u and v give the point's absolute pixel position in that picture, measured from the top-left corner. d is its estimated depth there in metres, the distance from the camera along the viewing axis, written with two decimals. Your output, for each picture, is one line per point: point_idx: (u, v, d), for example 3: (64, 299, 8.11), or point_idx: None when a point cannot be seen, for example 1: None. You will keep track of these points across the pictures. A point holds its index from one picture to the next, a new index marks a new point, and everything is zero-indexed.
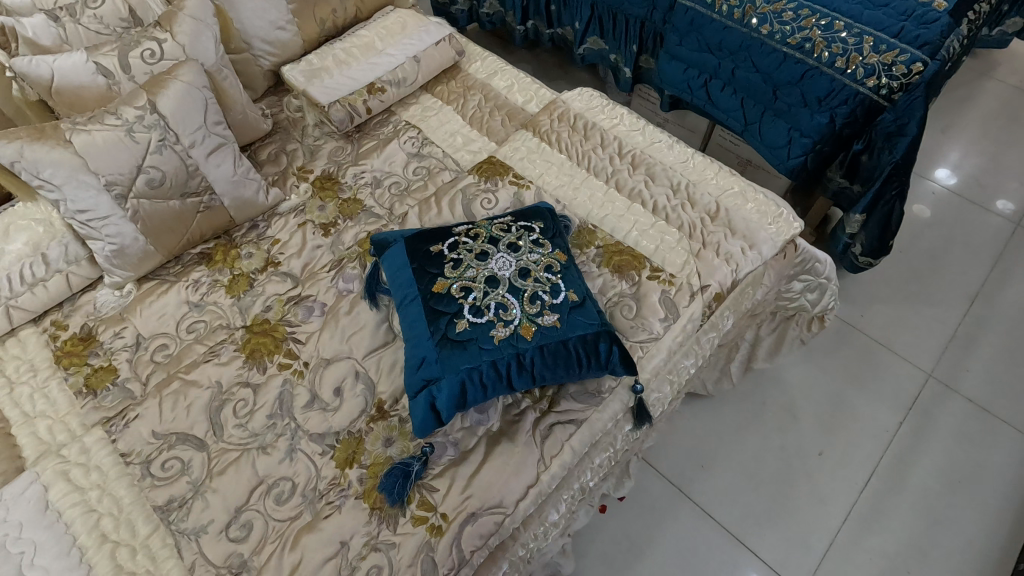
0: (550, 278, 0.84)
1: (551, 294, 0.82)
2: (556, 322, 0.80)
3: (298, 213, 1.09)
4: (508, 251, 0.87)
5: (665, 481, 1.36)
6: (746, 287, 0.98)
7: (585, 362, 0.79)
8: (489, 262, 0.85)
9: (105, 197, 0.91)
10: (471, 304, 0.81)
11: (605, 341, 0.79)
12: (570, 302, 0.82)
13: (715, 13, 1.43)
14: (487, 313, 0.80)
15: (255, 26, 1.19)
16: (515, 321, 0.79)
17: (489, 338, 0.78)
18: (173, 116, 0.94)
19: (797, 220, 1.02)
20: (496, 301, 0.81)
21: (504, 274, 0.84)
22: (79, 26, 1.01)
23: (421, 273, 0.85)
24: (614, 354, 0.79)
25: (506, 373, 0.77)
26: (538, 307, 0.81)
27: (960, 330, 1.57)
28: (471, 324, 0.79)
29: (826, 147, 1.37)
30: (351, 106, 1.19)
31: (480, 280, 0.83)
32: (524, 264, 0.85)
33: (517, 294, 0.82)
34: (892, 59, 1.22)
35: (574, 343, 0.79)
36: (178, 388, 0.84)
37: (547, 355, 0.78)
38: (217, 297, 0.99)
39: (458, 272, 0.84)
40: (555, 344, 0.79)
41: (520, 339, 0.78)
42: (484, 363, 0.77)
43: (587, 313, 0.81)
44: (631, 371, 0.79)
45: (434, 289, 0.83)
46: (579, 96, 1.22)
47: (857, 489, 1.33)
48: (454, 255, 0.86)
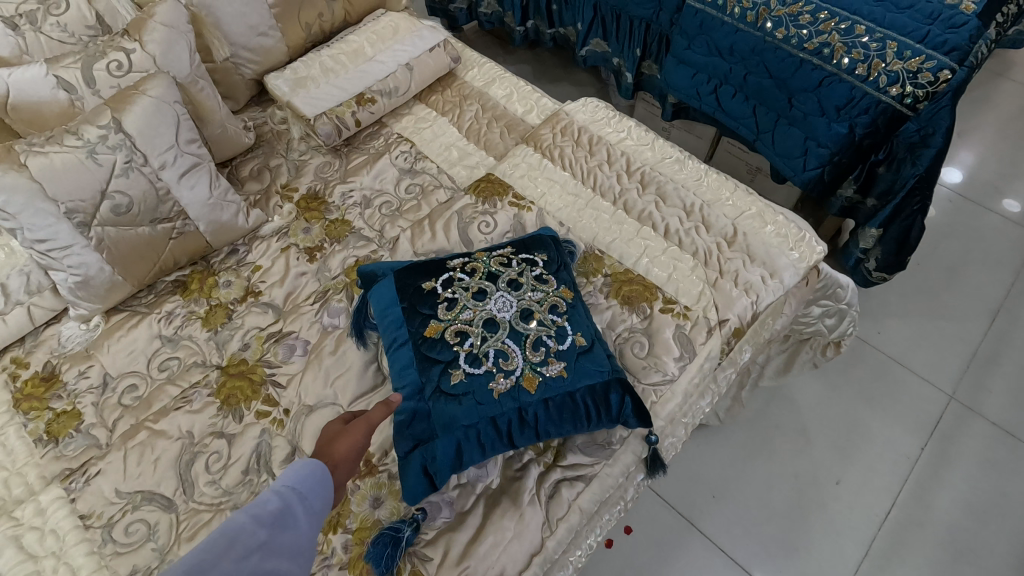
0: (555, 320, 0.78)
1: (556, 339, 0.76)
2: (562, 372, 0.74)
3: (281, 235, 1.01)
4: (508, 289, 0.80)
5: (672, 512, 1.28)
6: (767, 318, 0.90)
7: (594, 415, 0.73)
8: (488, 302, 0.79)
9: (65, 225, 0.83)
10: (467, 352, 0.75)
11: (616, 392, 0.74)
12: (577, 348, 0.76)
13: (726, 16, 1.35)
14: (486, 362, 0.74)
15: (235, 33, 1.10)
16: (517, 371, 0.74)
17: (488, 392, 0.72)
18: (140, 135, 0.86)
19: (821, 243, 0.94)
20: (496, 348, 0.75)
21: (504, 317, 0.77)
22: (40, 34, 0.92)
23: (412, 314, 0.79)
24: (626, 406, 0.73)
25: (507, 430, 0.71)
26: (541, 355, 0.75)
27: (982, 348, 1.47)
28: (468, 376, 0.73)
29: (844, 159, 1.29)
30: (339, 118, 1.11)
31: (478, 324, 0.77)
32: (526, 304, 0.79)
33: (519, 339, 0.76)
34: (918, 66, 1.13)
35: (581, 394, 0.73)
36: (145, 440, 0.77)
37: (553, 409, 0.72)
38: (192, 331, 0.91)
39: (454, 314, 0.78)
40: (561, 397, 0.73)
41: (523, 392, 0.72)
42: (483, 420, 0.71)
43: (596, 360, 0.75)
44: (644, 423, 0.73)
45: (426, 333, 0.77)
46: (583, 107, 1.14)
47: (877, 520, 1.24)
48: (448, 294, 0.80)
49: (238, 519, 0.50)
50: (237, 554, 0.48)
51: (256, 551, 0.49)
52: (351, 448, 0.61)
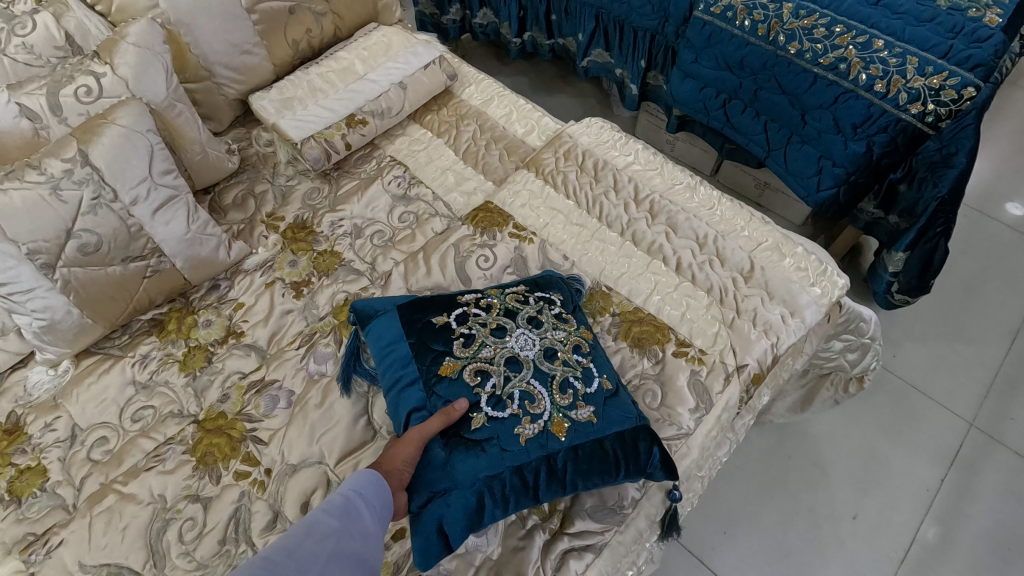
0: (580, 361, 0.73)
1: (583, 381, 0.71)
2: (592, 416, 0.68)
3: (266, 269, 0.95)
4: (529, 326, 0.75)
5: (682, 550, 1.20)
6: (787, 360, 0.84)
7: (623, 466, 0.67)
8: (508, 339, 0.73)
9: (27, 267, 0.76)
10: (489, 394, 0.69)
11: (645, 440, 0.68)
12: (604, 392, 0.71)
13: (735, 28, 1.29)
14: (510, 405, 0.68)
15: (216, 52, 1.04)
16: (545, 414, 0.68)
17: (514, 438, 0.66)
18: (109, 167, 0.80)
19: (843, 276, 0.88)
20: (520, 390, 0.69)
21: (527, 355, 0.72)
22: (4, 57, 0.86)
23: (422, 350, 0.73)
24: (655, 457, 0.67)
25: (533, 482, 0.65)
26: (569, 397, 0.69)
27: (1002, 372, 1.41)
28: (490, 420, 0.67)
29: (862, 178, 1.22)
30: (328, 141, 1.05)
31: (500, 362, 0.71)
32: (549, 343, 0.74)
33: (545, 380, 0.70)
34: (940, 83, 1.06)
35: (611, 442, 0.67)
36: (113, 505, 0.70)
37: (582, 459, 0.66)
38: (168, 376, 0.84)
39: (472, 351, 0.72)
40: (590, 445, 0.67)
41: (551, 438, 0.66)
42: (507, 470, 0.64)
43: (623, 405, 0.70)
44: (672, 476, 0.68)
45: (442, 372, 0.70)
46: (587, 129, 1.08)
47: (896, 557, 1.17)
48: (464, 330, 0.74)
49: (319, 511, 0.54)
50: (318, 537, 0.51)
51: (336, 535, 0.52)
52: (406, 456, 0.63)
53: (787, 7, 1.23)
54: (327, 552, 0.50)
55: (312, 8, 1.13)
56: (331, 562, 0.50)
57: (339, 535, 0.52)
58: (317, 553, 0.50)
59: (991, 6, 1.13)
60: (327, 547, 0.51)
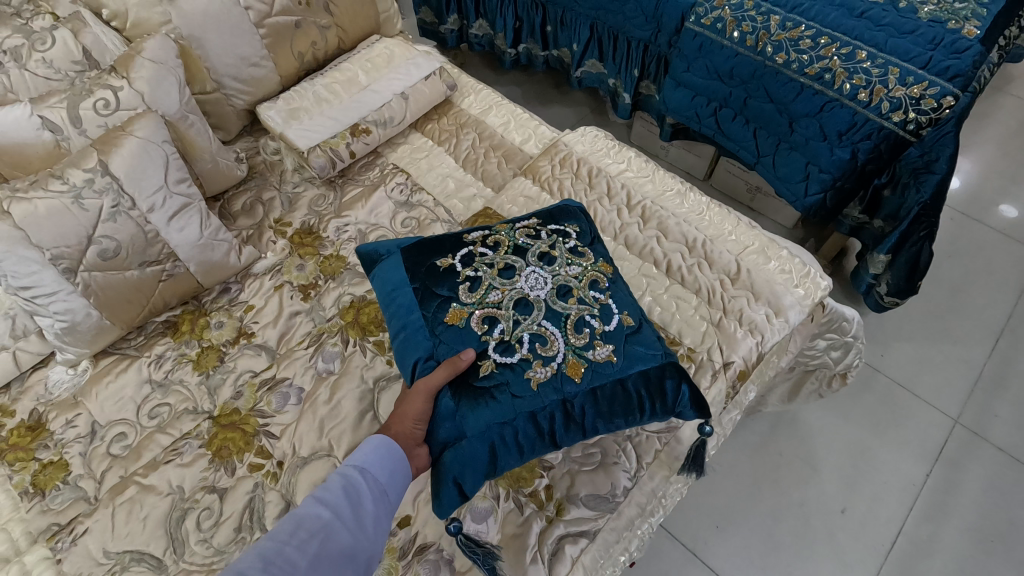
0: (597, 298, 0.77)
1: (600, 319, 0.75)
2: (611, 356, 0.72)
3: (274, 273, 0.99)
4: (539, 266, 0.79)
5: (676, 543, 1.23)
6: (771, 357, 0.89)
7: (647, 405, 0.72)
8: (517, 281, 0.77)
9: (50, 272, 0.80)
10: (498, 340, 0.72)
11: (672, 378, 0.72)
12: (625, 329, 0.75)
13: (725, 39, 1.33)
14: (519, 350, 0.71)
15: (225, 64, 1.08)
16: (560, 355, 0.72)
17: (526, 382, 0.70)
18: (127, 177, 0.84)
19: (825, 278, 0.93)
20: (531, 332, 0.72)
21: (538, 295, 0.75)
22: (25, 72, 0.90)
23: (427, 296, 0.77)
24: (684, 395, 0.72)
25: (550, 427, 0.70)
26: (586, 337, 0.73)
27: (987, 371, 1.44)
28: (499, 366, 0.70)
29: (848, 184, 1.28)
30: (333, 150, 1.09)
31: (508, 306, 0.74)
32: (563, 281, 0.77)
33: (557, 321, 0.74)
34: (921, 92, 1.11)
35: (633, 383, 0.72)
36: (134, 496, 0.74)
37: (602, 402, 0.71)
38: (182, 375, 0.88)
39: (479, 296, 0.76)
40: (610, 387, 0.71)
41: (567, 380, 0.70)
42: (520, 416, 0.69)
43: (646, 342, 0.75)
44: (699, 411, 0.74)
45: (448, 318, 0.74)
46: (582, 137, 1.13)
47: (883, 549, 1.21)
48: (471, 273, 0.78)
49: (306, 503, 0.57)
50: (305, 535, 0.54)
51: (323, 531, 0.55)
52: (415, 414, 0.66)
53: (775, 19, 1.27)
54: (313, 550, 0.53)
55: (317, 22, 1.18)
56: (318, 560, 0.53)
57: (327, 530, 0.55)
58: (304, 553, 0.52)
59: (970, 19, 1.18)
60: (315, 545, 0.53)
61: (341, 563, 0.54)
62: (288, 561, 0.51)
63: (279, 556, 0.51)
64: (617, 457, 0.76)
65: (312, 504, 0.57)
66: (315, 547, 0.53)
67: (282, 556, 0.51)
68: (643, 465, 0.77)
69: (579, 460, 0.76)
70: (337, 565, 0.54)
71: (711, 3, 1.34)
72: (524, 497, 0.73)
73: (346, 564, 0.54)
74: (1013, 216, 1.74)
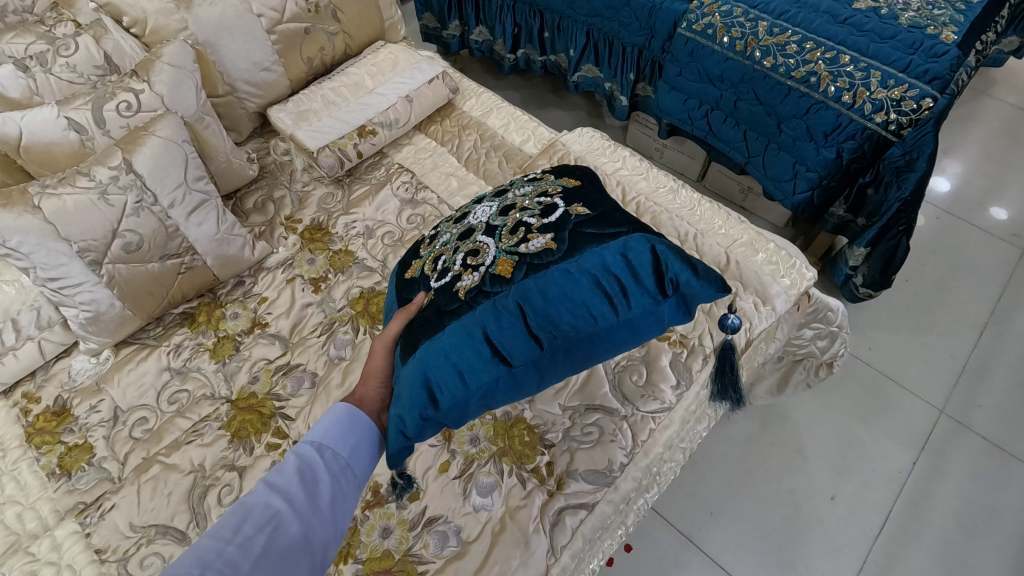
0: (541, 203, 0.83)
1: (538, 216, 0.80)
2: (547, 242, 0.75)
3: (286, 267, 1.04)
4: (490, 203, 0.89)
5: (671, 529, 1.26)
6: (760, 344, 0.94)
7: (613, 282, 0.70)
8: (467, 219, 0.87)
9: (77, 264, 0.85)
10: (441, 269, 0.80)
11: (636, 249, 0.71)
12: (570, 218, 0.78)
13: (715, 44, 1.39)
14: (454, 269, 0.78)
15: (238, 69, 1.13)
16: (493, 255, 0.77)
17: (457, 294, 0.74)
18: (150, 175, 0.89)
19: (811, 269, 0.97)
20: (466, 252, 0.80)
21: (479, 222, 0.85)
22: (50, 76, 0.95)
23: (399, 265, 0.89)
24: (658, 258, 0.70)
25: (488, 331, 0.69)
26: (519, 235, 0.78)
27: (970, 362, 1.48)
28: (437, 289, 0.77)
29: (833, 182, 1.33)
30: (342, 150, 1.14)
31: (452, 242, 0.84)
32: (508, 203, 0.86)
33: (495, 234, 0.80)
34: (901, 95, 1.16)
35: (587, 267, 0.71)
36: (158, 473, 0.79)
37: (547, 291, 0.70)
38: (200, 362, 0.92)
39: (433, 244, 0.87)
40: (554, 277, 0.71)
41: (500, 277, 0.73)
42: (454, 330, 0.70)
43: (598, 224, 0.76)
44: (687, 265, 0.69)
45: (408, 274, 0.85)
46: (579, 138, 1.19)
47: (871, 533, 1.23)
48: (433, 233, 0.90)
49: (251, 497, 0.58)
50: (251, 529, 0.56)
51: (271, 522, 0.57)
52: (376, 369, 0.75)
53: (763, 25, 1.33)
54: (259, 544, 0.55)
55: (325, 29, 1.24)
56: (265, 553, 0.55)
57: (276, 520, 0.57)
58: (248, 550, 0.54)
59: (948, 25, 1.23)
60: (261, 539, 0.55)
61: (293, 553, 0.56)
62: (228, 561, 0.53)
63: (218, 557, 0.53)
64: (614, 435, 0.81)
65: (259, 497, 0.59)
66: (260, 542, 0.55)
67: (222, 557, 0.53)
68: (638, 443, 0.81)
69: (578, 439, 0.81)
70: (288, 556, 0.56)
71: (702, 10, 1.40)
72: (526, 473, 0.78)
73: (297, 553, 0.56)
74: (1001, 216, 1.79)
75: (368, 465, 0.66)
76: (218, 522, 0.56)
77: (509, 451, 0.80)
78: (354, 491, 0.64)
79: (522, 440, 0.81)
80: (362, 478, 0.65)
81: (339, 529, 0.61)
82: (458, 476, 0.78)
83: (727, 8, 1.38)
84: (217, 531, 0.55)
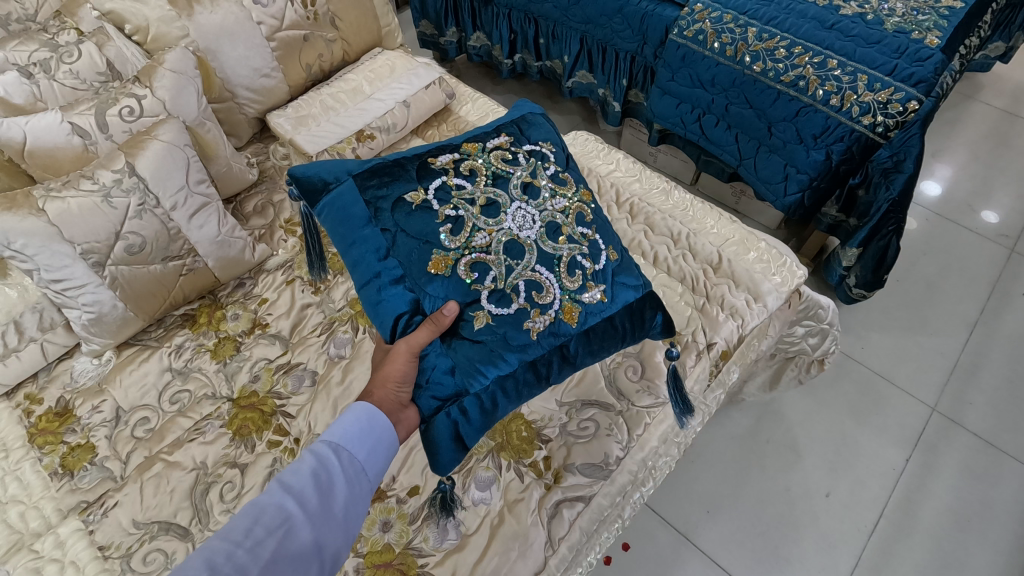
0: (584, 236, 0.84)
1: (590, 258, 0.83)
2: (601, 295, 0.82)
3: (286, 268, 1.06)
4: (525, 204, 0.83)
5: (668, 527, 1.27)
6: (752, 340, 0.95)
7: (633, 336, 0.83)
8: (506, 222, 0.81)
9: (81, 265, 0.86)
10: (492, 290, 0.77)
11: (653, 311, 0.84)
12: (610, 264, 0.85)
13: (706, 50, 1.42)
14: (515, 302, 0.77)
15: (238, 76, 1.15)
16: (558, 299, 0.79)
17: (523, 332, 0.77)
18: (152, 177, 0.91)
19: (802, 267, 1.00)
20: (525, 281, 0.78)
21: (528, 237, 0.80)
22: (54, 82, 0.96)
23: (400, 240, 0.79)
24: (657, 322, 0.84)
25: (546, 372, 0.79)
26: (579, 278, 0.81)
27: (960, 360, 1.50)
28: (493, 319, 0.76)
29: (823, 183, 1.35)
30: (340, 154, 1.16)
31: (499, 253, 0.79)
32: (550, 218, 0.83)
33: (552, 267, 0.80)
34: (887, 97, 1.19)
35: (622, 320, 0.83)
36: (160, 471, 0.80)
37: (594, 340, 0.81)
38: (201, 363, 0.94)
39: (464, 241, 0.79)
40: (601, 326, 0.82)
41: (564, 324, 0.79)
42: (520, 369, 0.77)
43: (630, 275, 0.85)
44: (669, 334, 0.85)
45: (432, 268, 0.77)
46: (574, 141, 1.22)
47: (865, 530, 1.24)
48: (454, 214, 0.80)
49: (265, 498, 0.57)
50: (263, 531, 0.54)
51: (284, 525, 0.56)
52: (399, 378, 0.73)
53: (752, 31, 1.36)
54: (271, 548, 0.54)
55: (324, 36, 1.26)
56: (276, 559, 0.54)
57: (289, 524, 0.56)
58: (259, 555, 0.53)
59: (932, 29, 1.26)
60: (273, 543, 0.54)
61: (303, 559, 0.55)
62: (238, 566, 0.51)
63: (228, 561, 0.51)
64: (610, 429, 0.83)
65: (272, 498, 0.58)
66: (271, 547, 0.54)
67: (232, 561, 0.51)
68: (634, 437, 0.83)
69: (575, 434, 0.82)
70: (298, 561, 0.55)
71: (693, 16, 1.44)
72: (524, 467, 0.79)
73: (307, 560, 0.56)
74: (989, 218, 1.82)
75: (381, 470, 0.66)
76: (229, 522, 0.54)
77: (506, 445, 0.81)
78: (367, 497, 0.64)
79: (519, 435, 0.82)
80: (374, 483, 0.65)
81: (350, 534, 0.60)
82: (456, 470, 0.79)
83: (717, 14, 1.41)
84: (228, 533, 0.53)
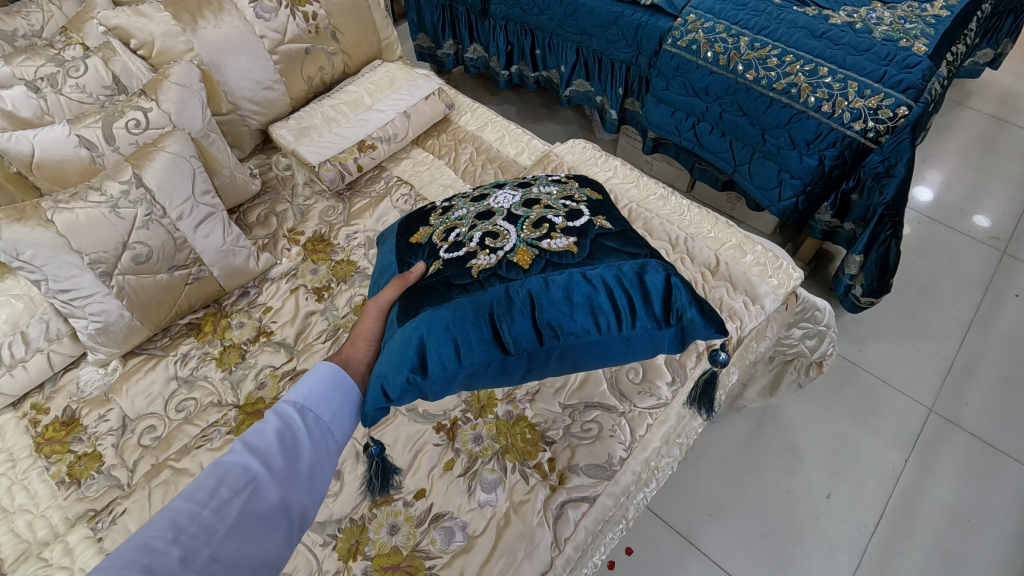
0: (565, 206, 0.89)
1: (563, 217, 0.85)
2: (569, 244, 0.80)
3: (290, 277, 1.07)
4: (512, 191, 0.94)
5: (670, 530, 1.28)
6: (751, 341, 0.97)
7: (619, 298, 0.73)
8: (487, 201, 0.92)
9: (88, 275, 0.88)
10: (452, 242, 0.85)
11: (662, 276, 0.74)
12: (593, 226, 0.84)
13: (700, 59, 1.45)
14: (467, 246, 0.82)
15: (241, 88, 1.17)
16: (513, 243, 0.81)
17: (467, 271, 0.78)
18: (159, 188, 0.92)
19: (797, 269, 1.02)
20: (482, 233, 0.84)
21: (501, 207, 0.90)
22: (61, 96, 0.98)
23: (405, 228, 0.94)
24: (676, 287, 0.73)
25: (491, 317, 0.71)
26: (543, 230, 0.83)
27: (956, 361, 1.51)
28: (445, 262, 0.81)
29: (817, 188, 1.37)
30: (343, 164, 1.18)
31: (468, 221, 0.88)
32: (532, 197, 0.91)
33: (517, 223, 0.85)
34: (878, 104, 1.22)
35: (602, 277, 0.75)
36: (169, 478, 0.80)
37: (557, 290, 0.73)
38: (207, 371, 0.94)
39: (445, 217, 0.92)
40: (568, 280, 0.75)
41: (515, 267, 0.77)
42: (461, 307, 0.73)
43: (618, 239, 0.82)
44: (691, 303, 0.72)
45: (414, 240, 0.90)
46: (572, 149, 1.23)
47: (866, 531, 1.24)
48: (448, 205, 0.96)
49: (229, 458, 0.58)
50: (228, 491, 0.56)
51: (250, 485, 0.57)
52: (367, 334, 0.78)
53: (744, 40, 1.39)
54: (236, 509, 0.55)
55: (325, 49, 1.29)
56: (243, 518, 0.55)
57: (254, 486, 0.57)
58: (225, 514, 0.54)
59: (919, 38, 1.29)
60: (239, 503, 0.55)
61: (271, 519, 0.57)
62: (203, 527, 0.52)
63: (193, 521, 0.52)
64: (612, 430, 0.84)
65: (236, 459, 0.59)
66: (238, 507, 0.55)
67: (198, 521, 0.52)
68: (637, 438, 0.84)
69: (578, 435, 0.84)
70: (266, 520, 0.56)
71: (686, 26, 1.46)
72: (529, 469, 0.80)
73: (272, 518, 0.57)
74: (979, 221, 1.84)
75: (347, 432, 0.68)
76: (194, 483, 0.55)
77: (511, 448, 0.82)
78: (334, 457, 0.66)
79: (523, 438, 0.83)
80: (340, 444, 0.67)
81: (316, 495, 0.62)
82: (461, 474, 0.80)
83: (710, 24, 1.44)
84: (192, 494, 0.54)
